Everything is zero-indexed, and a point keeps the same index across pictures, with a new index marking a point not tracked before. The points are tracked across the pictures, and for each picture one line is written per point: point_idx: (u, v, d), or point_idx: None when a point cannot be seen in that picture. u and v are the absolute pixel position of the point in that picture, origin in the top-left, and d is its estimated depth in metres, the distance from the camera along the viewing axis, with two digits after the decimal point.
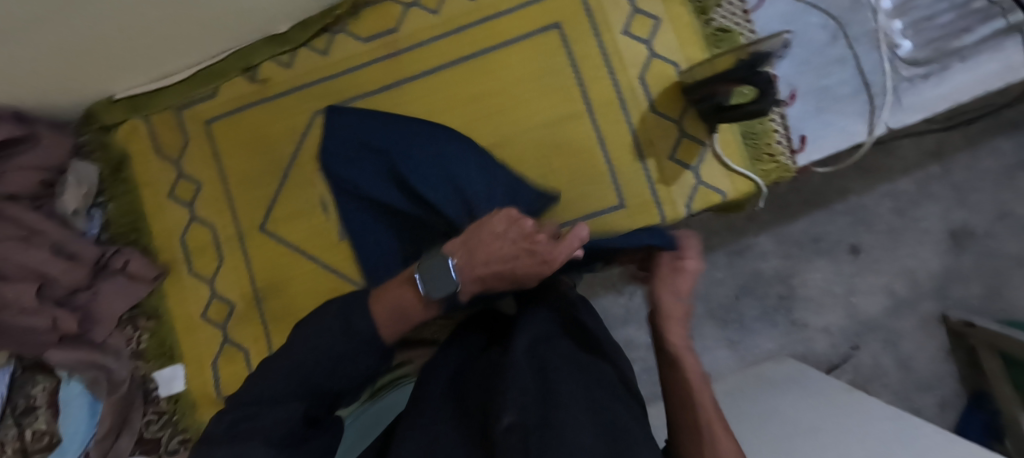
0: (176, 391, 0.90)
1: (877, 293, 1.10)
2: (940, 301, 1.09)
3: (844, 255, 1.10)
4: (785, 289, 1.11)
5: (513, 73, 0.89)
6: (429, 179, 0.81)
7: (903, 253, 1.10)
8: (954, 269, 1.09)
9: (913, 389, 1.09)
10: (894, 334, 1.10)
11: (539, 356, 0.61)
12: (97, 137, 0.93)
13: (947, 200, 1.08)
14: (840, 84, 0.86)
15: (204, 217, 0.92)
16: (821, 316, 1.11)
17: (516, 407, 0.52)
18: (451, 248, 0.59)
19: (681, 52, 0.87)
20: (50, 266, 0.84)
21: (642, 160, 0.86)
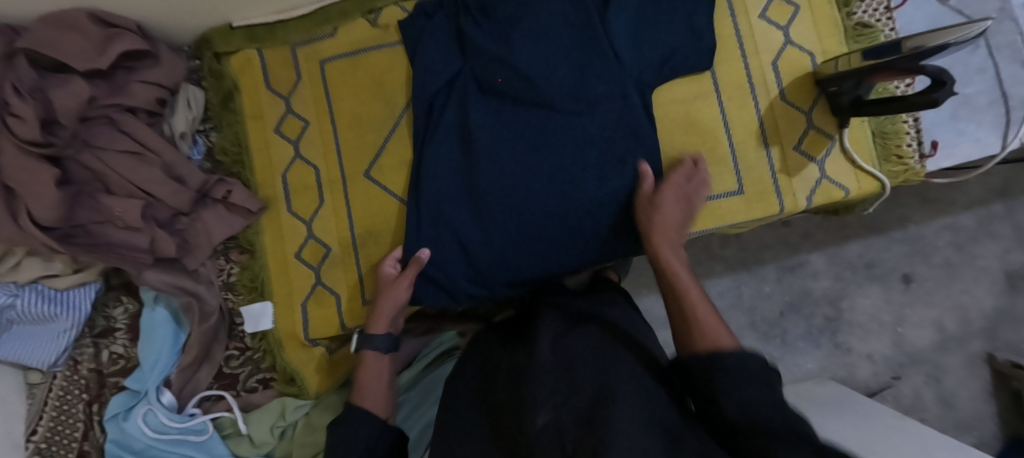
0: (263, 328, 0.88)
1: (926, 327, 1.10)
2: (988, 341, 1.09)
3: (895, 284, 1.12)
4: (832, 311, 1.12)
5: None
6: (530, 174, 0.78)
7: (956, 289, 1.10)
8: (1007, 311, 1.09)
9: (951, 425, 1.08)
10: (938, 370, 1.10)
11: (567, 359, 0.56)
12: (210, 65, 0.92)
13: (1007, 240, 1.09)
14: (979, 94, 0.84)
15: (309, 157, 0.91)
16: (866, 342, 1.11)
17: (550, 404, 0.51)
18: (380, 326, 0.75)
19: (819, 43, 0.85)
20: (157, 186, 0.82)
21: (766, 147, 0.85)
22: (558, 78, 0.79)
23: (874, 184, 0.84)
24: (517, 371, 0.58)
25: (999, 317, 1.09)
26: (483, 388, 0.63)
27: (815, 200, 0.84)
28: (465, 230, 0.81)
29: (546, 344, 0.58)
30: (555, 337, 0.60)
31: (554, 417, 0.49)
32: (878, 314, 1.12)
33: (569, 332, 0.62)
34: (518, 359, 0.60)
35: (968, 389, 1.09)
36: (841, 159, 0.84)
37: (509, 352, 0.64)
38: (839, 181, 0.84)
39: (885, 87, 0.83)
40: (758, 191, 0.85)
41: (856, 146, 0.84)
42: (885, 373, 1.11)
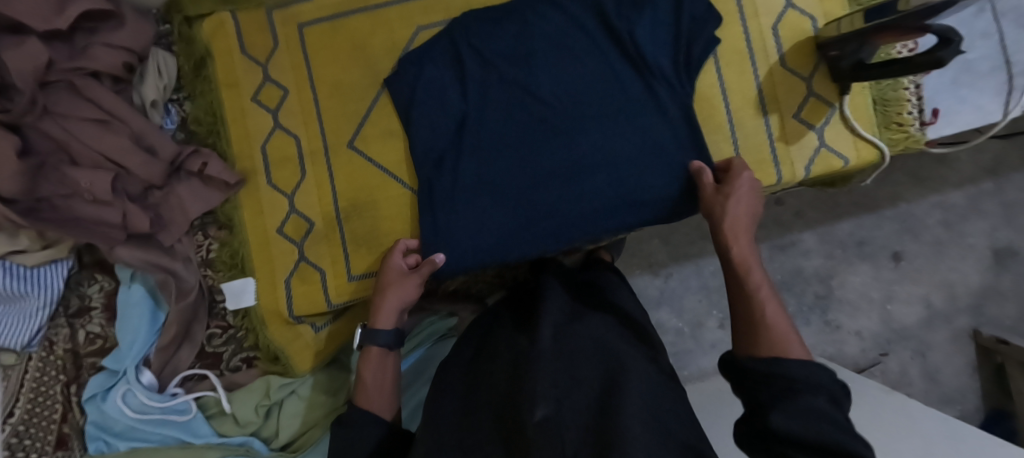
0: (245, 305, 0.85)
1: (914, 303, 1.11)
2: (974, 317, 1.10)
3: (886, 261, 1.11)
4: (823, 288, 1.11)
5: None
6: (559, 169, 0.79)
7: (945, 266, 1.10)
8: (992, 287, 1.10)
9: (935, 398, 1.10)
10: (924, 345, 1.10)
11: (565, 350, 0.57)
12: (180, 29, 0.87)
13: (995, 218, 1.10)
14: (982, 59, 0.82)
15: (289, 128, 0.87)
16: (855, 319, 1.11)
17: (549, 397, 0.49)
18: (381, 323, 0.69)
19: (820, 6, 0.82)
20: (127, 156, 0.78)
21: (765, 115, 0.82)
22: (588, 115, 0.79)
23: (873, 153, 0.81)
24: (516, 358, 0.57)
25: (985, 293, 1.10)
26: (470, 386, 0.62)
27: (814, 169, 0.82)
28: (488, 221, 0.79)
29: (548, 332, 0.58)
30: (558, 332, 0.59)
31: (552, 410, 0.48)
32: (867, 291, 1.11)
33: (572, 320, 0.62)
34: (517, 348, 0.59)
35: (953, 364, 1.10)
36: (839, 127, 0.82)
37: (507, 342, 0.62)
38: (837, 150, 0.82)
39: (887, 51, 0.80)
40: (757, 160, 0.82)
41: (856, 115, 0.81)
42: (873, 349, 1.11)
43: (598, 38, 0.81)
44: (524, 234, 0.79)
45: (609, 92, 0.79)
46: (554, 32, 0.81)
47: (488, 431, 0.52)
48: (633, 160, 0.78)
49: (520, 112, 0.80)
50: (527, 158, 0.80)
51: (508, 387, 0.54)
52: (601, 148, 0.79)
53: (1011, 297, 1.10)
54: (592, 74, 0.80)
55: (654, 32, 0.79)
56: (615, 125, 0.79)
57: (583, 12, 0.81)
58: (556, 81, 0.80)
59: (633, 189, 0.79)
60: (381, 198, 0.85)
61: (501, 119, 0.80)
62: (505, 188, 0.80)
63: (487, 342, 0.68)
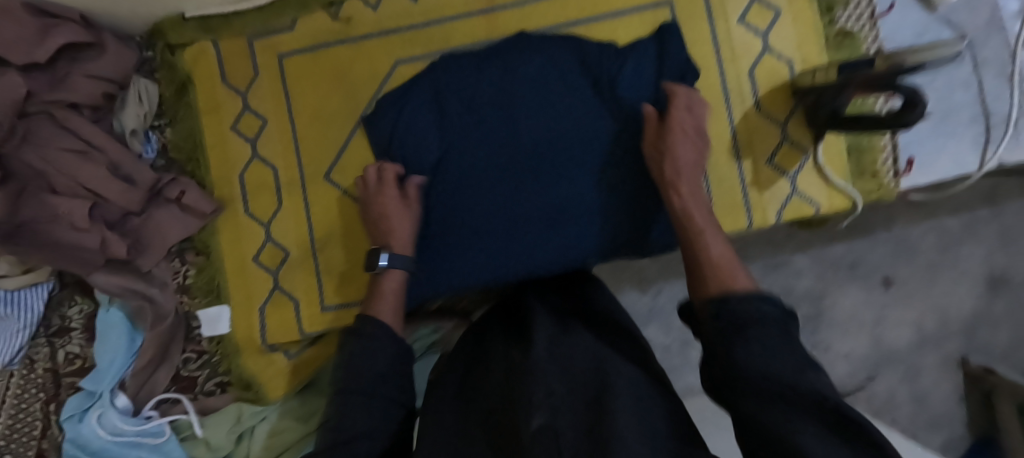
0: (220, 333, 0.86)
1: (904, 327, 1.09)
2: (965, 343, 1.09)
3: (877, 285, 1.09)
4: (812, 310, 1.09)
5: (608, 47, 0.83)
6: (548, 186, 0.82)
7: (938, 291, 1.08)
8: (986, 313, 1.08)
9: (922, 423, 1.09)
10: (914, 368, 1.09)
11: (561, 355, 0.56)
12: (162, 56, 0.88)
13: (991, 243, 1.07)
14: (961, 109, 0.81)
15: (267, 157, 0.87)
16: (845, 341, 1.09)
17: (547, 404, 0.48)
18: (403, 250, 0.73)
19: (799, 51, 0.82)
20: (106, 185, 0.80)
21: (738, 160, 0.82)
22: (542, 154, 0.82)
23: (845, 202, 0.81)
24: (511, 367, 0.57)
25: (977, 319, 1.08)
26: (464, 389, 0.61)
27: (784, 216, 0.82)
28: (483, 228, 0.82)
29: (543, 339, 0.58)
30: (554, 339, 0.58)
31: (549, 420, 0.47)
32: (858, 314, 1.09)
33: (568, 328, 0.61)
34: (511, 356, 0.59)
35: (942, 389, 1.09)
36: (812, 174, 0.82)
37: (500, 353, 0.61)
38: (809, 197, 0.82)
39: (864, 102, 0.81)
40: (729, 205, 0.82)
41: (829, 163, 0.81)
42: (862, 372, 1.10)
43: (574, 82, 0.83)
44: (518, 241, 0.81)
45: (579, 136, 0.82)
46: (529, 72, 0.83)
47: (483, 439, 0.52)
48: (584, 202, 0.82)
49: (509, 129, 0.83)
50: (517, 173, 0.82)
51: (503, 394, 0.54)
52: (554, 188, 0.82)
53: (1004, 324, 1.08)
54: (567, 119, 0.82)
55: (636, 79, 0.81)
56: (570, 170, 0.82)
57: (564, 59, 0.83)
58: (543, 103, 0.83)
59: (575, 233, 0.81)
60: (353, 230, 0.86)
61: (491, 131, 0.83)
62: (499, 198, 0.82)
63: (481, 346, 0.67)
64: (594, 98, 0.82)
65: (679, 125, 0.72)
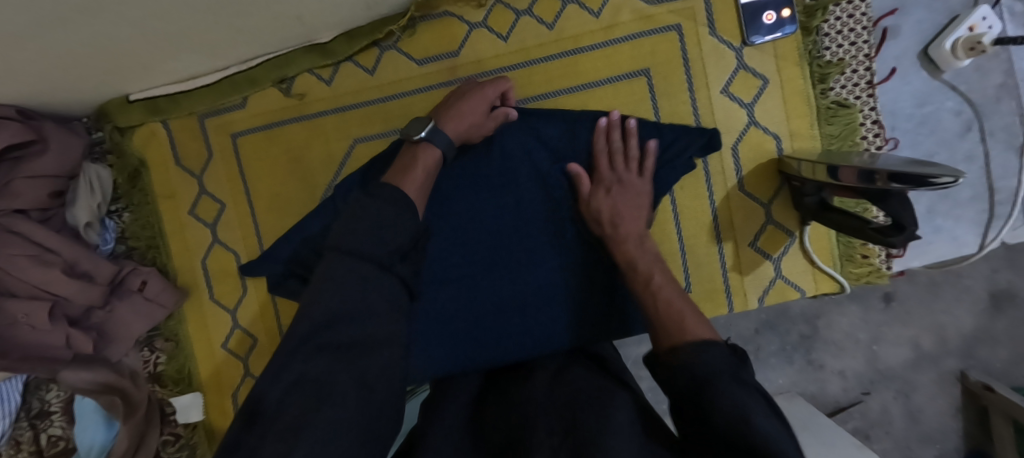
0: (193, 420, 0.87)
1: (901, 345, 0.94)
2: (963, 359, 0.93)
3: (875, 302, 0.94)
4: (808, 329, 0.95)
5: (576, 119, 0.76)
6: (533, 248, 0.77)
7: (937, 309, 0.93)
8: (985, 331, 0.92)
9: (914, 440, 0.95)
10: (908, 385, 0.95)
11: (559, 385, 0.58)
12: (111, 138, 0.84)
13: (996, 259, 0.90)
14: (964, 185, 0.75)
15: (227, 242, 0.85)
16: (839, 359, 0.95)
17: (548, 446, 0.45)
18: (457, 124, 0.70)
19: (787, 124, 0.75)
20: (63, 285, 0.77)
21: (719, 243, 0.77)
22: (517, 250, 0.77)
23: (832, 286, 0.76)
24: (512, 398, 0.58)
25: (976, 337, 0.93)
26: (474, 399, 0.62)
27: (767, 300, 0.78)
28: (474, 283, 0.78)
29: (541, 382, 0.60)
30: (550, 380, 0.61)
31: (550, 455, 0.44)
32: (854, 332, 0.95)
33: (560, 370, 0.64)
34: (509, 392, 0.61)
35: (937, 405, 0.95)
36: (798, 257, 0.77)
37: (500, 391, 0.63)
38: (794, 281, 0.77)
39: (865, 209, 0.75)
40: (708, 290, 0.78)
41: (816, 246, 0.76)
42: (855, 388, 0.96)
43: (547, 169, 0.77)
44: (508, 300, 0.77)
45: (550, 223, 0.77)
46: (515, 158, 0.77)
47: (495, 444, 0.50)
48: (561, 300, 0.76)
49: (490, 181, 0.77)
50: (508, 225, 0.77)
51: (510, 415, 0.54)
52: (532, 286, 0.77)
53: (1005, 341, 0.92)
54: (530, 209, 0.77)
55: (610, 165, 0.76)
56: (547, 264, 0.77)
57: (526, 132, 0.77)
58: (519, 165, 0.77)
59: (545, 333, 0.76)
60: None
61: (472, 179, 0.77)
62: (491, 242, 0.77)
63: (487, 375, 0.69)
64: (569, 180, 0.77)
65: (603, 184, 0.73)
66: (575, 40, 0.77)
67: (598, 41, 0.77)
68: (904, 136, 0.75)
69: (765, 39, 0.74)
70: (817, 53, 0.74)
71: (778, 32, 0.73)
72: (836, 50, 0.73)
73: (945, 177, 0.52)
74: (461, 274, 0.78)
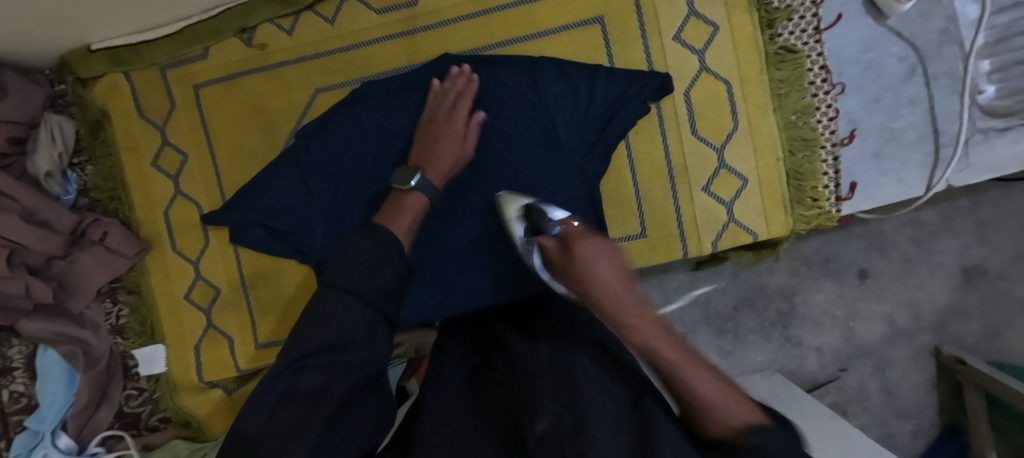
0: (156, 371, 0.87)
1: (877, 321, 0.95)
2: (937, 334, 0.95)
3: (850, 278, 0.95)
4: (785, 306, 0.96)
5: (534, 70, 0.78)
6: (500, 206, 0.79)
7: (911, 284, 0.95)
8: (958, 306, 0.94)
9: (891, 415, 0.96)
10: (884, 361, 0.96)
11: (564, 354, 0.56)
12: (74, 90, 0.84)
13: (967, 235, 0.93)
14: (908, 128, 0.77)
15: (190, 193, 0.85)
16: (816, 335, 0.96)
17: (551, 411, 0.49)
18: (439, 171, 0.72)
19: (737, 69, 0.77)
20: (22, 233, 0.77)
21: (674, 187, 0.79)
22: (490, 210, 0.79)
23: (783, 230, 0.78)
24: (514, 360, 0.57)
25: (950, 312, 0.95)
26: (473, 354, 0.64)
27: (721, 244, 0.79)
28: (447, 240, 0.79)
29: (547, 346, 0.58)
30: (557, 345, 0.58)
31: (554, 423, 0.48)
32: (831, 308, 0.96)
33: (565, 337, 0.59)
34: (513, 354, 0.59)
35: (912, 380, 0.96)
36: (751, 201, 0.78)
37: (516, 344, 0.61)
38: (747, 225, 0.78)
39: (814, 152, 0.77)
40: (664, 233, 0.80)
41: (768, 189, 0.78)
42: (833, 365, 0.97)
43: (513, 119, 0.78)
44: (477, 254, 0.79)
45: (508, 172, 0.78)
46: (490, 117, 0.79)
47: (500, 413, 0.53)
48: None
49: None
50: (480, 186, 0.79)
51: (507, 384, 0.55)
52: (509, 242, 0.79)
53: (976, 316, 0.95)
54: (486, 159, 0.79)
55: (575, 122, 0.78)
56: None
57: (506, 97, 0.78)
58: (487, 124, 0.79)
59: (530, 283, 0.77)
60: (287, 271, 0.85)
61: None
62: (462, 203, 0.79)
63: (481, 329, 0.70)
64: (529, 132, 0.78)
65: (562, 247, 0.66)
66: None
67: None
68: (850, 81, 0.77)
69: None
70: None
71: None
72: None
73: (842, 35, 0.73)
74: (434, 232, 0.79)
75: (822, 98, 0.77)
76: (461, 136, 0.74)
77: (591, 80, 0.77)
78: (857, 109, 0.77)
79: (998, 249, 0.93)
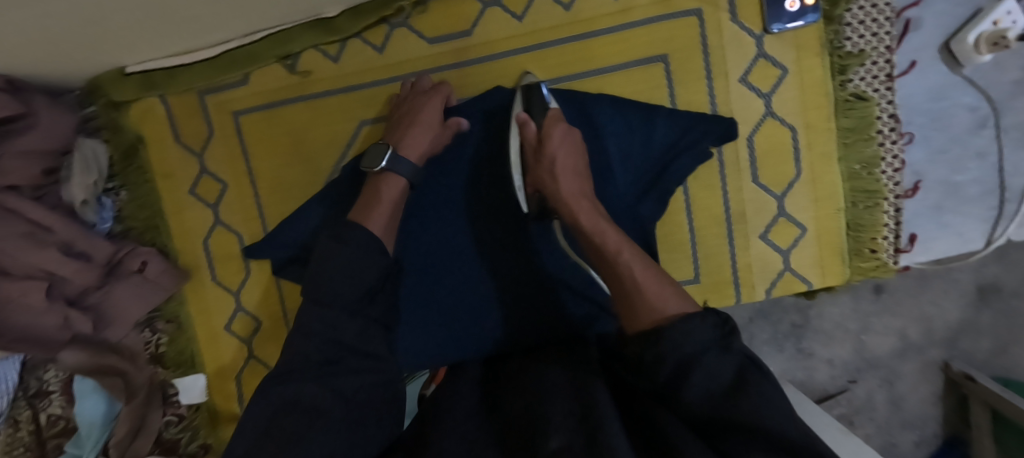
0: (197, 400, 0.86)
1: (889, 335, 0.94)
2: (947, 349, 0.94)
3: (866, 293, 0.93)
4: (800, 318, 0.95)
5: (583, 98, 0.75)
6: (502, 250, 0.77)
7: (925, 300, 0.93)
8: (970, 322, 0.92)
9: (896, 425, 0.96)
10: (893, 374, 0.95)
11: (577, 376, 0.52)
12: (106, 114, 0.80)
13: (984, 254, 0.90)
14: (972, 182, 0.75)
15: (229, 223, 0.83)
16: (828, 348, 0.95)
17: (565, 429, 0.44)
18: (414, 153, 0.68)
19: (803, 115, 0.74)
20: (59, 265, 0.74)
21: (730, 234, 0.77)
22: (447, 258, 0.78)
23: (839, 280, 0.77)
24: (526, 387, 0.54)
25: (962, 329, 0.93)
26: (482, 388, 0.61)
27: (774, 292, 0.78)
28: (453, 286, 0.78)
29: (556, 373, 0.55)
30: (568, 370, 0.54)
31: (569, 440, 0.43)
32: (844, 321, 0.94)
33: (570, 364, 0.56)
34: (524, 381, 0.56)
35: (920, 393, 0.95)
36: (807, 250, 0.77)
37: (526, 376, 0.58)
38: (801, 274, 0.77)
39: (876, 204, 0.75)
40: (716, 280, 0.78)
41: (826, 240, 0.76)
42: (842, 376, 0.96)
43: (486, 159, 0.77)
44: (485, 295, 0.78)
45: (498, 198, 0.77)
46: (462, 157, 0.77)
47: (513, 429, 0.48)
48: (488, 305, 0.77)
49: (462, 187, 0.77)
50: (482, 232, 0.77)
51: (518, 412, 0.50)
52: (468, 288, 0.78)
53: (987, 333, 0.92)
54: (508, 194, 0.77)
55: (631, 160, 0.75)
56: (463, 274, 0.78)
57: None
58: (497, 167, 0.77)
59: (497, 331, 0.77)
60: None
61: (446, 183, 0.78)
62: (466, 245, 0.78)
63: (495, 367, 0.68)
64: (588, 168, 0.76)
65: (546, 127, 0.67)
66: (591, 23, 0.74)
67: (614, 25, 0.74)
68: (918, 131, 0.75)
69: (787, 27, 0.71)
70: (839, 44, 0.72)
71: (800, 21, 0.71)
72: (858, 41, 0.72)
73: (964, 45, 0.70)
74: (439, 275, 0.78)
75: (888, 148, 0.74)
76: (439, 115, 0.71)
77: (651, 123, 0.74)
78: (922, 160, 0.75)
79: (1014, 267, 0.90)
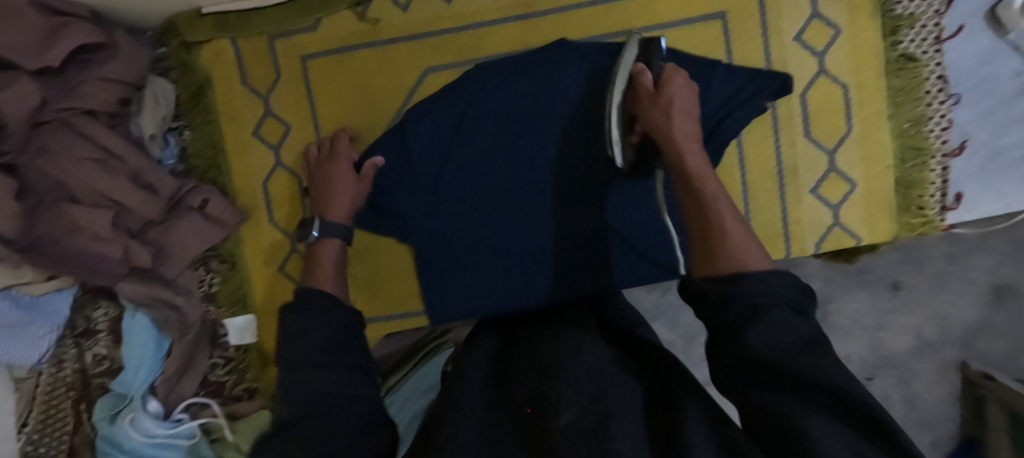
0: (245, 342, 0.87)
1: (906, 334, 0.86)
2: (963, 349, 0.85)
3: (883, 290, 0.85)
4: (816, 315, 0.87)
5: None
6: (539, 208, 0.80)
7: (942, 300, 0.84)
8: (988, 324, 0.84)
9: (912, 426, 0.87)
10: (909, 373, 0.86)
11: (586, 353, 0.49)
12: (178, 54, 0.83)
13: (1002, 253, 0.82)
14: (1017, 145, 0.78)
15: (290, 165, 0.84)
16: (845, 345, 0.87)
17: (576, 404, 0.40)
18: (339, 217, 0.73)
19: (854, 74, 0.77)
20: (128, 195, 0.76)
21: (783, 187, 0.79)
22: (492, 206, 0.80)
23: (888, 236, 0.79)
24: (541, 355, 0.50)
25: (976, 330, 0.84)
26: (496, 355, 0.57)
27: (824, 247, 0.80)
28: (500, 236, 0.81)
29: (567, 344, 0.51)
30: (579, 345, 0.51)
31: (580, 416, 0.39)
32: (860, 319, 0.86)
33: (587, 340, 0.52)
34: (540, 348, 0.52)
35: (936, 394, 0.86)
36: (857, 206, 0.79)
37: (533, 349, 0.54)
38: (850, 229, 0.79)
39: (925, 162, 0.78)
40: (768, 234, 0.80)
41: (876, 194, 0.78)
42: (858, 374, 0.88)
43: (545, 110, 0.79)
44: (534, 243, 0.81)
45: (553, 148, 0.79)
46: (522, 104, 0.79)
47: (520, 413, 0.44)
48: (540, 250, 0.81)
49: (512, 139, 0.80)
50: (526, 185, 0.80)
51: (527, 386, 0.47)
52: (522, 236, 0.81)
53: (1005, 335, 0.84)
54: (563, 145, 0.79)
55: None
56: (515, 221, 0.80)
57: None
58: (547, 124, 0.79)
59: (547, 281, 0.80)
60: (381, 245, 0.86)
61: (496, 136, 0.80)
62: (509, 194, 0.80)
63: (511, 337, 0.64)
64: None
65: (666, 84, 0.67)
66: None
67: None
68: (965, 93, 0.78)
69: None
70: (890, 6, 0.75)
71: None
72: (909, 4, 0.75)
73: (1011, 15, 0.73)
74: (483, 226, 0.81)
75: (937, 108, 0.77)
76: (350, 172, 0.76)
77: (708, 76, 0.77)
78: (969, 122, 0.78)
79: None
